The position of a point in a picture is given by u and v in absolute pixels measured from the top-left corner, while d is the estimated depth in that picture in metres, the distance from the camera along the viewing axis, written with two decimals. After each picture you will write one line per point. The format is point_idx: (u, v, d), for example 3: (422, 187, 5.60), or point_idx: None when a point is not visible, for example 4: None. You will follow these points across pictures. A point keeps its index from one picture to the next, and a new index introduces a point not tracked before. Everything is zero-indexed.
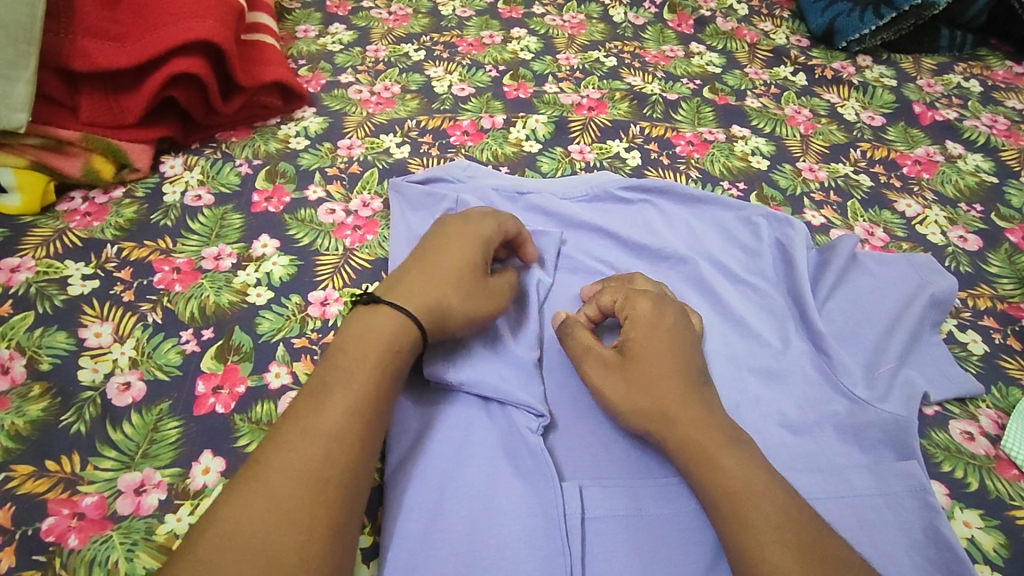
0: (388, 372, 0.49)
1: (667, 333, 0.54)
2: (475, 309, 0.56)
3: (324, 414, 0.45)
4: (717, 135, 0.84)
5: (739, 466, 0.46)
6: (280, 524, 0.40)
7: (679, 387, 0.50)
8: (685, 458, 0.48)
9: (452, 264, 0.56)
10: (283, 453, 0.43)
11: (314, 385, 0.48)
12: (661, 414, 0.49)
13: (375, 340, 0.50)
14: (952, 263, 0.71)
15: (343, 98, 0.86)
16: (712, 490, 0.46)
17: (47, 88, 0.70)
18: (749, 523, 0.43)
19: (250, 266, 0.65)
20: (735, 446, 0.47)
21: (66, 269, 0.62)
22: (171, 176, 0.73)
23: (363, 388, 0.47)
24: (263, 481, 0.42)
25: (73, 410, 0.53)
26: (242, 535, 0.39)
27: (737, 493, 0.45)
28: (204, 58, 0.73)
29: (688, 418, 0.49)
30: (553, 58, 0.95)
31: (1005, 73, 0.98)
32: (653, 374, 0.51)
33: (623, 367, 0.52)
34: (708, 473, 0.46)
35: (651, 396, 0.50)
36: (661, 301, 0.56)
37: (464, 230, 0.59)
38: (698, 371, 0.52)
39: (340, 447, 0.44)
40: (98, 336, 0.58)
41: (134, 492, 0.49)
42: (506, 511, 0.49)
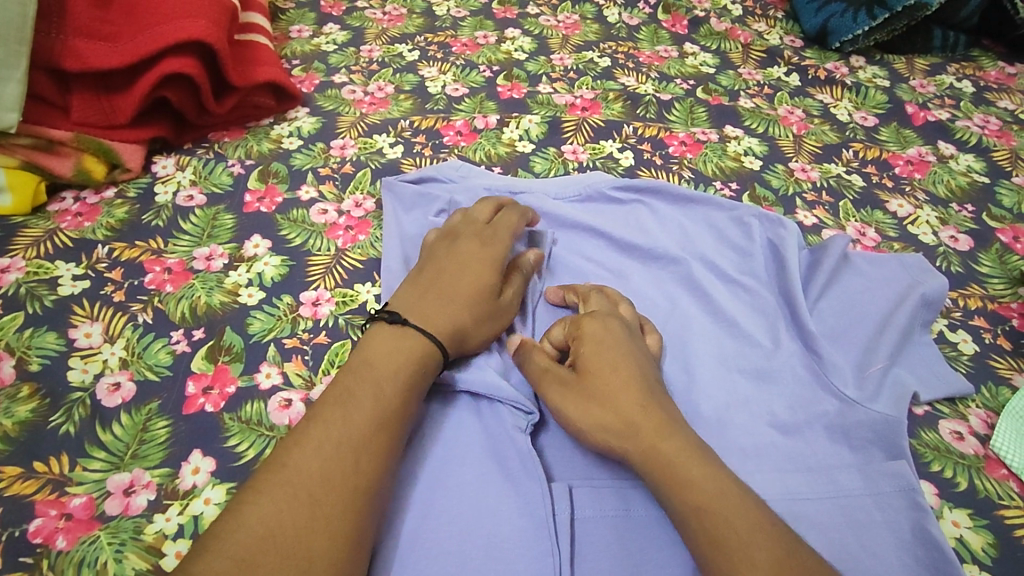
0: (416, 382, 0.50)
1: (618, 349, 0.53)
2: (495, 318, 0.57)
3: (352, 422, 0.46)
4: (710, 135, 0.85)
5: (708, 479, 0.45)
6: (311, 528, 0.40)
7: (642, 403, 0.50)
8: (653, 471, 0.47)
9: (474, 273, 0.58)
10: (308, 458, 0.43)
11: (340, 391, 0.48)
12: (625, 427, 0.49)
13: (406, 353, 0.51)
14: (943, 263, 0.71)
15: (337, 98, 0.85)
16: (683, 505, 0.45)
17: (38, 88, 0.70)
18: (721, 537, 0.42)
19: (242, 267, 0.65)
20: (705, 458, 0.47)
21: (57, 270, 0.62)
22: (163, 176, 0.73)
23: (392, 399, 0.48)
24: (289, 484, 0.42)
25: (63, 411, 0.53)
26: (271, 537, 0.39)
27: (709, 508, 0.43)
28: (196, 58, 0.72)
29: (652, 430, 0.48)
30: (547, 58, 0.95)
31: (997, 73, 0.98)
32: (607, 390, 0.51)
33: (578, 386, 0.52)
34: (675, 485, 0.45)
35: (612, 410, 0.50)
36: (609, 319, 0.56)
37: (478, 242, 0.61)
38: (655, 385, 0.52)
39: (368, 456, 0.45)
40: (88, 337, 0.58)
41: (123, 493, 0.49)
42: (496, 511, 0.49)
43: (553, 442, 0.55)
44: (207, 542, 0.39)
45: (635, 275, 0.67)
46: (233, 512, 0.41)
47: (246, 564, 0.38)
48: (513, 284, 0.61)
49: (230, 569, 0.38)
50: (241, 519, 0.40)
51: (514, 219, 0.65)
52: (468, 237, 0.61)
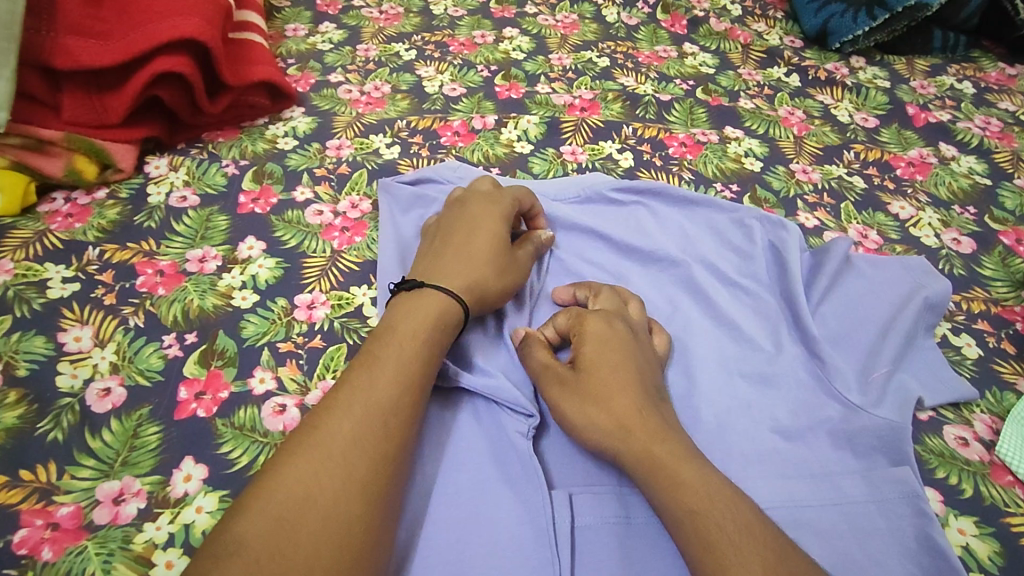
0: (436, 343, 0.51)
1: (621, 349, 0.53)
2: (509, 279, 0.58)
3: (380, 387, 0.46)
4: (710, 136, 0.84)
5: (700, 483, 0.44)
6: (343, 491, 0.40)
7: (637, 405, 0.49)
8: (645, 475, 0.46)
9: (485, 238, 0.58)
10: (338, 423, 0.43)
11: (365, 357, 0.48)
12: (620, 428, 0.48)
13: (424, 319, 0.51)
14: (946, 266, 0.70)
15: (332, 98, 0.84)
16: (674, 508, 0.44)
17: (28, 87, 0.69)
18: (712, 541, 0.41)
19: (235, 269, 0.64)
20: (698, 463, 0.46)
21: (46, 273, 0.61)
22: (156, 176, 0.72)
23: (417, 364, 0.48)
24: (319, 449, 0.42)
25: (50, 418, 0.51)
26: (305, 499, 0.39)
27: (701, 512, 0.43)
28: (190, 57, 0.71)
29: (645, 433, 0.47)
30: (545, 58, 0.94)
31: (998, 75, 0.97)
32: (603, 388, 0.50)
33: (574, 386, 0.51)
34: (667, 488, 0.44)
35: (607, 410, 0.49)
36: (611, 318, 0.55)
37: (483, 209, 0.61)
38: (650, 389, 0.51)
39: (395, 420, 0.45)
40: (78, 341, 0.56)
41: (112, 502, 0.48)
42: (494, 519, 0.48)
43: (553, 448, 0.54)
44: (235, 509, 0.39)
45: (635, 278, 0.66)
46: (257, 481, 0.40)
47: (253, 562, 0.36)
48: (524, 248, 0.62)
49: (265, 529, 0.38)
50: (270, 486, 0.40)
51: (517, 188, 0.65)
52: (473, 205, 0.62)
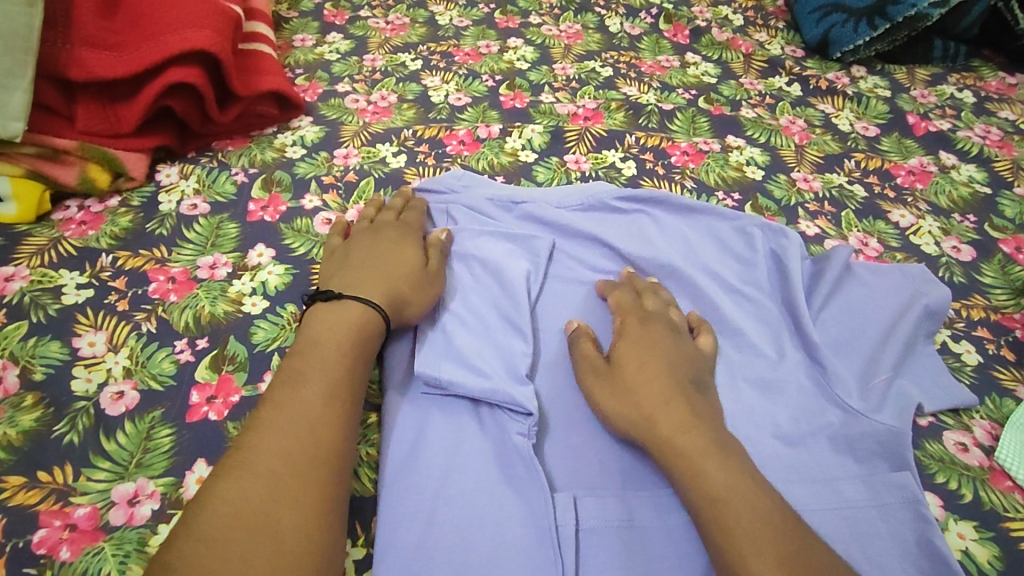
0: (360, 356, 0.53)
1: (659, 347, 0.56)
2: (429, 282, 0.60)
3: (307, 403, 0.48)
4: (712, 145, 0.85)
5: (723, 475, 0.47)
6: (275, 503, 0.43)
7: (665, 395, 0.52)
8: (670, 463, 0.49)
9: (396, 254, 0.62)
10: (266, 442, 0.46)
11: (288, 374, 0.51)
12: (642, 420, 0.51)
13: (346, 327, 0.54)
14: (946, 273, 0.71)
15: (340, 107, 0.86)
16: (696, 497, 0.47)
17: (44, 98, 0.70)
18: (730, 530, 0.45)
19: (245, 275, 0.65)
20: (723, 457, 0.49)
21: (61, 279, 0.62)
22: (167, 185, 0.73)
23: (345, 378, 0.51)
24: (247, 470, 0.44)
25: (66, 420, 0.53)
26: (238, 515, 0.42)
27: (721, 501, 0.46)
28: (201, 68, 0.73)
29: (671, 424, 0.51)
30: (549, 68, 0.95)
31: (998, 84, 0.98)
32: (634, 382, 0.54)
33: (609, 379, 0.55)
34: (690, 478, 0.48)
35: (635, 401, 0.53)
36: (649, 320, 0.59)
37: (397, 233, 0.64)
38: (684, 381, 0.54)
39: (324, 432, 0.47)
40: (92, 345, 0.58)
41: (127, 503, 0.49)
42: (500, 522, 0.49)
43: (558, 451, 0.54)
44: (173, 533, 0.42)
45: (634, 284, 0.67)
46: (195, 504, 0.43)
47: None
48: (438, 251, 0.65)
49: (203, 548, 0.40)
50: (207, 507, 0.42)
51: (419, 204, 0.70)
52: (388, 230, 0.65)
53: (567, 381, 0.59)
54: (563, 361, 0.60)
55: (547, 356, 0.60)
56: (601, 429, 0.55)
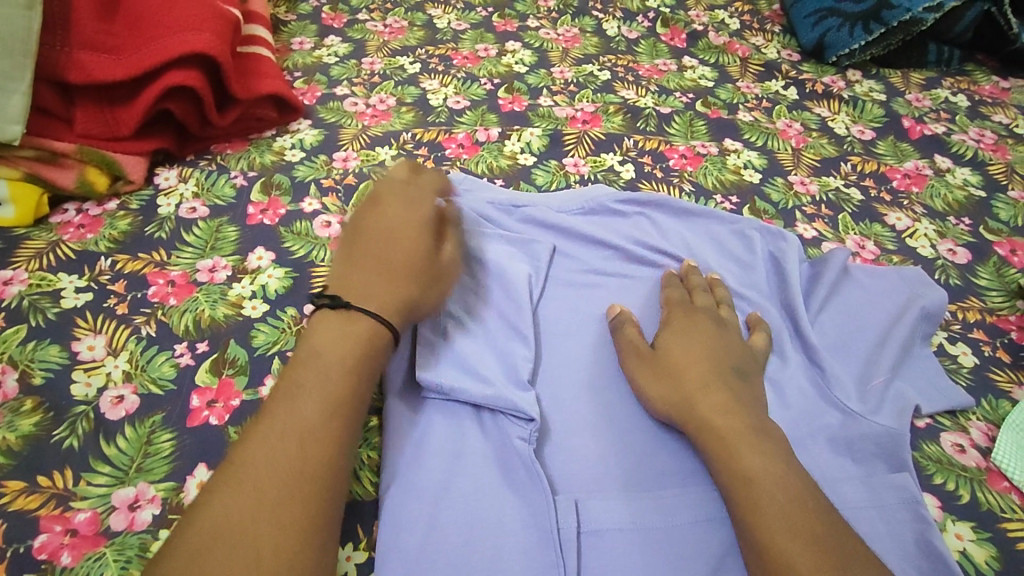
0: (363, 362, 0.50)
1: (701, 337, 0.58)
2: (434, 288, 0.58)
3: (300, 413, 0.46)
4: (710, 149, 0.85)
5: (758, 457, 0.48)
6: (264, 521, 0.41)
7: (704, 380, 0.54)
8: (706, 443, 0.51)
9: (403, 250, 0.58)
10: (257, 455, 0.44)
11: (289, 380, 0.49)
12: (682, 401, 0.54)
13: (353, 338, 0.51)
14: (942, 276, 0.72)
15: (339, 110, 0.86)
16: (728, 476, 0.48)
17: (42, 100, 0.70)
18: (759, 507, 0.46)
19: (245, 279, 0.65)
20: (757, 440, 0.50)
21: (60, 282, 0.62)
22: (166, 188, 0.73)
23: (341, 386, 0.48)
24: (236, 486, 0.43)
25: (66, 425, 0.52)
26: (226, 534, 0.41)
27: (753, 480, 0.47)
28: (200, 71, 0.73)
29: (709, 405, 0.52)
30: (547, 71, 0.96)
31: (991, 88, 0.99)
32: (675, 366, 0.56)
33: (651, 363, 0.57)
34: (724, 458, 0.49)
35: (675, 383, 0.55)
36: (693, 312, 0.61)
37: (404, 223, 0.60)
38: (725, 369, 0.55)
39: (315, 444, 0.45)
40: (92, 349, 0.57)
41: (128, 508, 0.49)
42: (501, 524, 0.49)
43: (559, 454, 0.54)
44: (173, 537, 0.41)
45: (633, 287, 0.67)
46: (187, 519, 0.42)
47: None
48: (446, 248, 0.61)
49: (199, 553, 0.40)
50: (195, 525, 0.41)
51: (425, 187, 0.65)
52: (387, 214, 0.61)
53: (568, 385, 0.59)
54: (563, 365, 0.60)
55: (547, 359, 0.60)
56: (602, 432, 0.56)
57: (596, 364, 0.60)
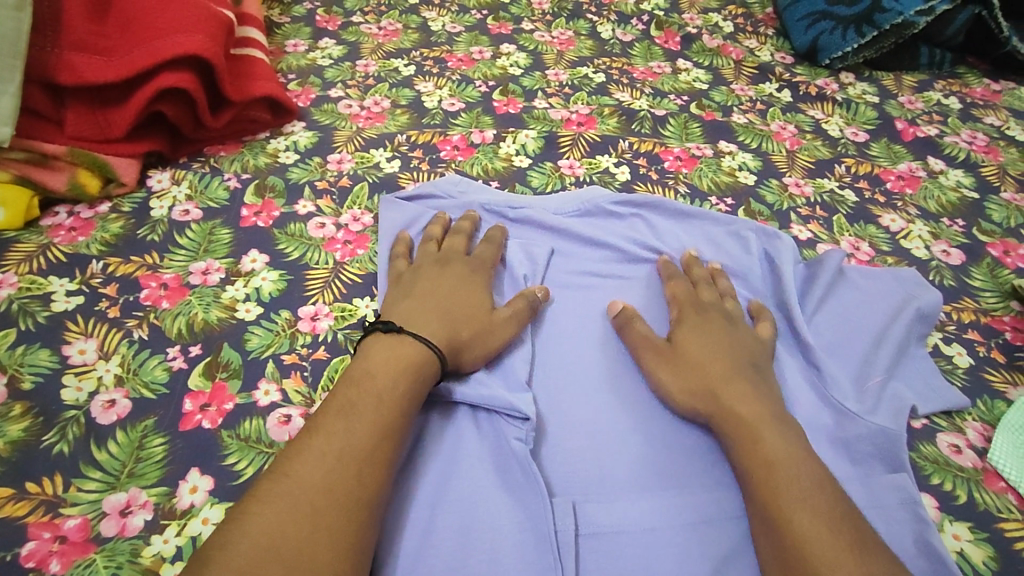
0: (416, 393, 0.51)
1: (718, 335, 0.59)
2: (487, 335, 0.58)
3: (354, 434, 0.47)
4: (705, 150, 0.85)
5: (782, 446, 0.50)
6: (315, 537, 0.41)
7: (724, 372, 0.55)
8: (728, 431, 0.52)
9: (459, 300, 0.59)
10: (309, 469, 0.44)
11: (344, 395, 0.50)
12: (703, 392, 0.55)
13: (401, 361, 0.52)
14: (936, 277, 0.72)
15: (333, 112, 0.86)
16: (750, 463, 0.50)
17: (32, 101, 0.69)
18: (782, 492, 0.47)
19: (239, 281, 0.64)
20: (780, 430, 0.51)
21: (50, 286, 0.61)
22: (159, 190, 0.72)
23: (396, 412, 0.49)
24: (287, 497, 0.43)
25: (56, 430, 0.52)
26: (275, 544, 0.40)
27: (776, 467, 0.49)
28: (193, 73, 0.72)
29: (730, 396, 0.54)
30: (542, 74, 0.96)
31: (983, 90, 1.00)
32: (693, 360, 0.57)
33: (670, 357, 0.58)
34: (746, 446, 0.51)
35: (694, 375, 0.56)
36: (704, 308, 0.61)
37: (465, 273, 0.62)
38: (742, 362, 0.57)
39: (369, 467, 0.46)
40: (82, 353, 0.57)
41: (119, 514, 0.48)
42: (498, 526, 0.49)
43: (555, 456, 0.54)
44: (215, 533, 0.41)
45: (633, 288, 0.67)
46: (228, 525, 0.41)
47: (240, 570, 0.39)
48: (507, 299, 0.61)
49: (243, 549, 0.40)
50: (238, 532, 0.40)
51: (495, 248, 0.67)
52: (455, 264, 0.63)
53: (565, 387, 0.58)
54: (559, 367, 0.60)
55: (543, 361, 0.60)
56: (598, 434, 0.55)
57: (593, 365, 0.60)
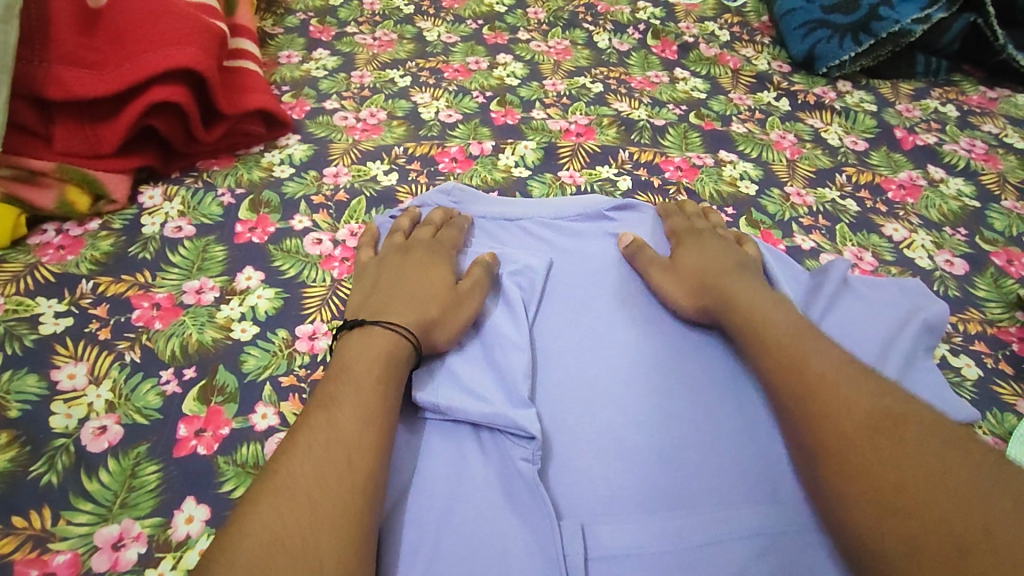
0: (397, 383, 0.52)
1: (711, 247, 0.66)
2: (452, 314, 0.58)
3: (340, 424, 0.46)
4: (705, 160, 0.85)
5: (767, 315, 0.57)
6: (318, 522, 0.41)
7: (719, 274, 0.62)
8: (728, 316, 0.59)
9: (420, 285, 0.60)
10: (300, 463, 0.44)
11: (327, 392, 0.50)
12: (703, 292, 0.61)
13: (375, 351, 0.53)
14: (941, 287, 0.71)
15: (328, 125, 0.84)
16: (748, 336, 0.56)
17: (20, 117, 0.68)
18: (774, 348, 0.54)
19: (234, 300, 0.63)
20: (770, 305, 0.58)
21: (38, 307, 0.59)
22: (150, 207, 0.71)
23: (380, 396, 0.50)
24: (283, 490, 0.42)
25: (44, 460, 0.50)
26: (276, 540, 0.39)
27: (765, 332, 0.55)
28: (186, 87, 0.71)
29: (725, 287, 0.61)
30: (539, 84, 0.95)
31: (979, 98, 1.00)
32: (692, 270, 0.64)
33: (673, 270, 0.64)
34: (742, 324, 0.57)
35: (694, 281, 0.63)
36: (698, 232, 0.68)
37: (426, 259, 0.63)
38: (734, 266, 0.63)
39: (360, 454, 0.45)
40: (72, 378, 0.55)
41: (111, 548, 0.46)
42: (506, 551, 0.47)
43: (563, 477, 0.53)
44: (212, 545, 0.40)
45: (638, 295, 0.65)
46: (222, 536, 0.40)
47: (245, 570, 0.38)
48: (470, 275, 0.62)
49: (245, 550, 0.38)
50: (233, 546, 0.39)
51: (456, 232, 0.67)
52: (418, 250, 0.64)
53: (569, 404, 0.57)
54: (564, 381, 0.58)
55: (547, 377, 0.59)
56: (606, 452, 0.54)
57: (598, 380, 0.58)
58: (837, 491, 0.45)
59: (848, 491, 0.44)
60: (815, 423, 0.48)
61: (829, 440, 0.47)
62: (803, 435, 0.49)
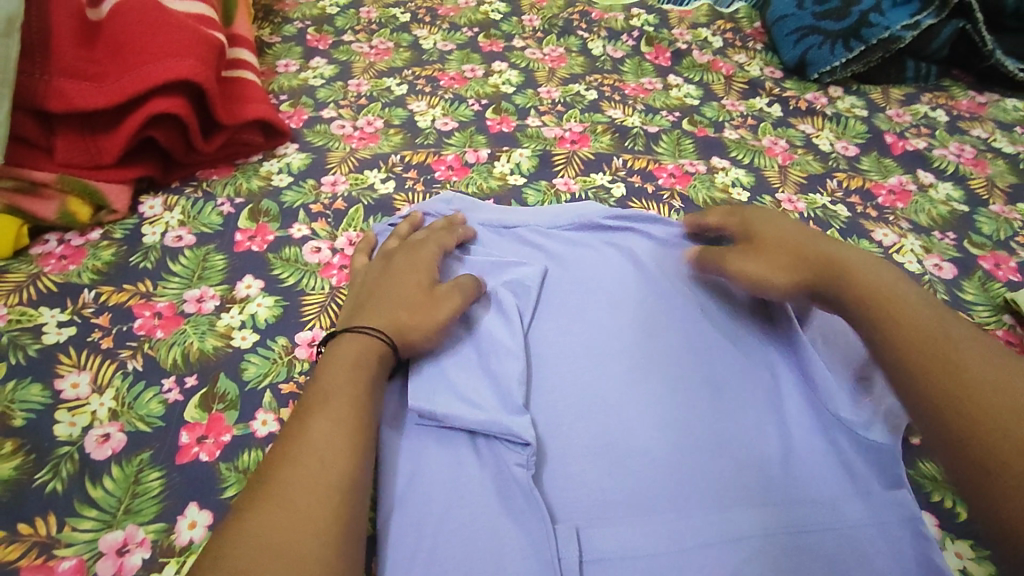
0: (375, 387, 0.53)
1: (784, 219, 0.63)
2: (427, 314, 0.58)
3: (326, 430, 0.48)
4: (698, 167, 0.86)
5: (882, 285, 0.54)
6: (308, 528, 0.42)
7: (809, 245, 0.59)
8: (835, 291, 0.56)
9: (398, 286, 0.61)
10: (288, 472, 0.45)
11: (310, 400, 0.51)
12: (799, 267, 0.58)
13: (347, 353, 0.54)
14: (930, 291, 0.72)
15: (326, 133, 0.85)
16: (866, 312, 0.53)
17: (21, 129, 0.69)
18: (902, 321, 0.51)
19: (234, 308, 0.64)
20: (876, 272, 0.55)
21: (41, 317, 0.60)
22: (150, 217, 0.72)
23: (365, 401, 0.51)
24: (273, 500, 0.43)
25: (49, 468, 0.51)
26: (269, 549, 0.41)
27: (888, 306, 0.52)
28: (185, 98, 0.72)
29: (819, 257, 0.58)
30: (534, 92, 0.96)
31: (968, 103, 1.01)
32: (775, 247, 0.61)
33: (757, 251, 0.61)
34: (854, 299, 0.54)
35: (781, 258, 0.60)
36: (763, 209, 0.66)
37: (408, 260, 0.64)
38: (816, 235, 0.61)
39: (345, 459, 0.47)
40: (75, 387, 0.56)
41: (116, 553, 0.47)
42: (501, 554, 0.48)
43: (558, 481, 0.54)
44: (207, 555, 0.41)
45: (631, 302, 0.66)
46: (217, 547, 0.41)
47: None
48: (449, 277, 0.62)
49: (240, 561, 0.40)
50: (229, 555, 0.41)
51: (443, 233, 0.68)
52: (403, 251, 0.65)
53: (563, 410, 0.58)
54: (559, 387, 0.59)
55: (541, 383, 0.60)
56: (600, 455, 0.55)
57: (591, 386, 0.59)
58: (986, 468, 0.43)
59: (1001, 472, 0.42)
60: (958, 407, 0.45)
61: (981, 419, 0.44)
62: (939, 412, 0.46)
